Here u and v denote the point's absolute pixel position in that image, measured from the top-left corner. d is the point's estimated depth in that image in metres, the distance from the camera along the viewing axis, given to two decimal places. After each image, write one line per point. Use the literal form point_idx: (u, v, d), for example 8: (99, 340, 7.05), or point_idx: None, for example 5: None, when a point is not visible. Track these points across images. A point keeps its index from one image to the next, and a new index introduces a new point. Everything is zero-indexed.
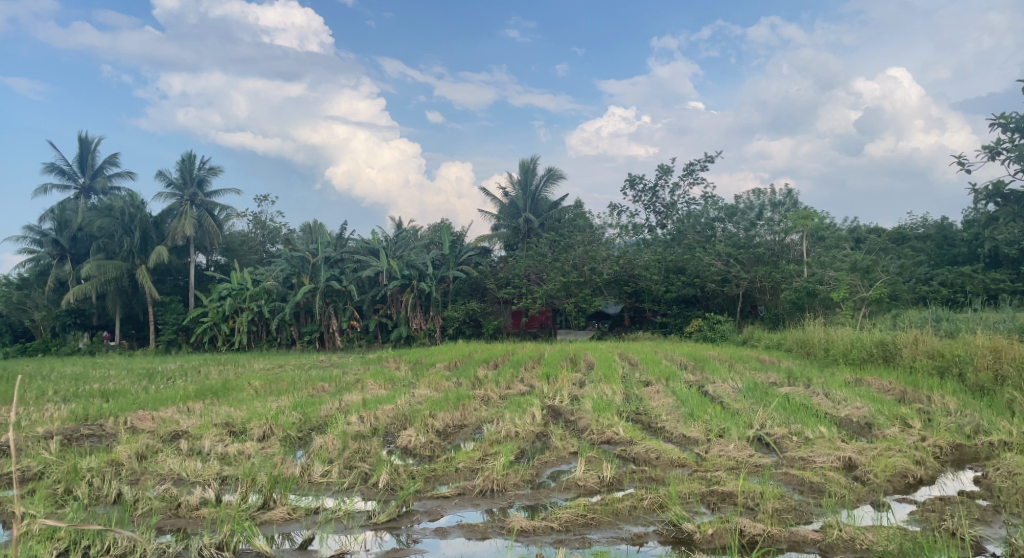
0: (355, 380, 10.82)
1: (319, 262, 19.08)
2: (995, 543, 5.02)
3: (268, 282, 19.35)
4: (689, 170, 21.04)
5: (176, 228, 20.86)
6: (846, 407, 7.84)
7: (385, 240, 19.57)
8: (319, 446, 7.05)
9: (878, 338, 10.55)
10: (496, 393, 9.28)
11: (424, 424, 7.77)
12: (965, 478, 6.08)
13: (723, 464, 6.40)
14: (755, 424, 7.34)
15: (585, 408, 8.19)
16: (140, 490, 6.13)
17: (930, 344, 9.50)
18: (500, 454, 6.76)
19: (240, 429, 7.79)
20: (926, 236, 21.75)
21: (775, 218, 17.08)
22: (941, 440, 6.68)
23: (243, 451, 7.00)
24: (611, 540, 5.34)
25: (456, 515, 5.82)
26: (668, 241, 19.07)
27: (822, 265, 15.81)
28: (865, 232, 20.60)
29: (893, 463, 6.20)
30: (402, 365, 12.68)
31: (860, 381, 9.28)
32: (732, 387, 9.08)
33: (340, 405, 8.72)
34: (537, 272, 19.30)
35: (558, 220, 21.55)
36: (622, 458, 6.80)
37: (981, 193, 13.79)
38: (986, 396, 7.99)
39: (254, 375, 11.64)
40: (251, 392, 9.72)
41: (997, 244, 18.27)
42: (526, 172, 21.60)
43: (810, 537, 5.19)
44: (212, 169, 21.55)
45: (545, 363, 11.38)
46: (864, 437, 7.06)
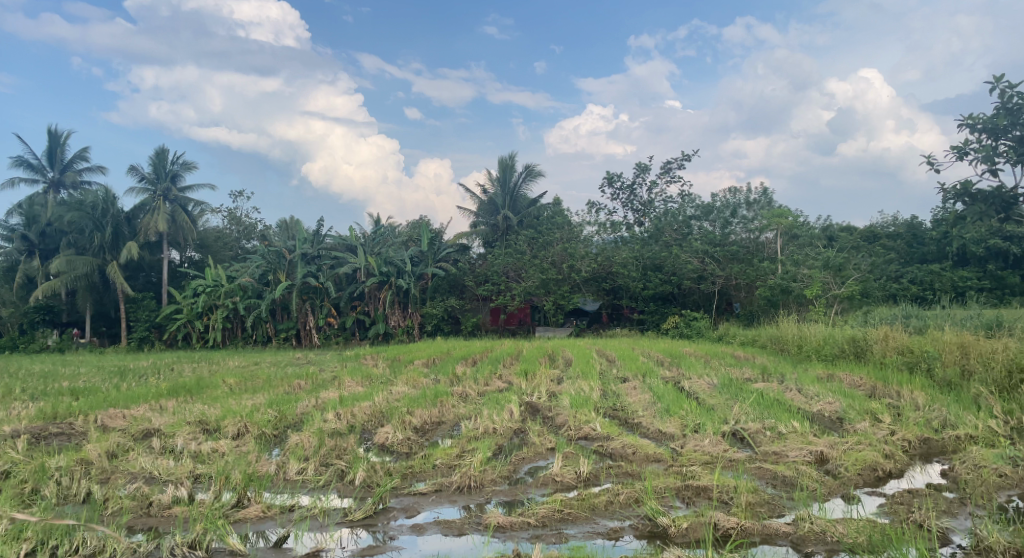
0: (332, 378, 10.69)
1: (296, 258, 18.90)
2: (961, 535, 5.14)
3: (243, 279, 19.16)
4: (666, 169, 21.22)
5: (148, 224, 20.55)
6: (819, 402, 7.97)
7: (363, 237, 19.47)
8: (295, 444, 7.00)
9: (850, 335, 10.75)
10: (474, 390, 9.29)
11: (402, 422, 7.75)
12: (934, 471, 6.20)
13: (698, 458, 6.47)
14: (730, 419, 7.41)
15: (563, 405, 8.25)
16: (110, 489, 6.05)
17: (901, 341, 9.74)
18: (477, 451, 6.77)
19: (214, 427, 7.70)
20: (896, 234, 22.06)
21: (749, 217, 17.39)
22: (910, 434, 6.81)
23: (217, 449, 6.93)
24: (587, 534, 5.39)
25: (433, 512, 5.82)
26: (645, 238, 19.07)
27: (795, 263, 16.03)
28: (837, 230, 20.92)
29: (863, 457, 6.31)
30: (380, 362, 12.65)
31: (832, 376, 9.42)
32: (707, 383, 9.17)
33: (317, 402, 8.66)
34: (516, 270, 19.20)
35: (537, 217, 21.60)
36: (599, 454, 6.84)
37: (950, 192, 13.99)
38: (954, 391, 8.15)
39: (229, 372, 11.46)
40: (225, 391, 9.60)
41: (964, 242, 18.76)
42: (505, 169, 21.64)
43: (783, 530, 5.28)
44: (186, 165, 21.25)
45: (524, 360, 11.43)
46: (836, 432, 7.19)
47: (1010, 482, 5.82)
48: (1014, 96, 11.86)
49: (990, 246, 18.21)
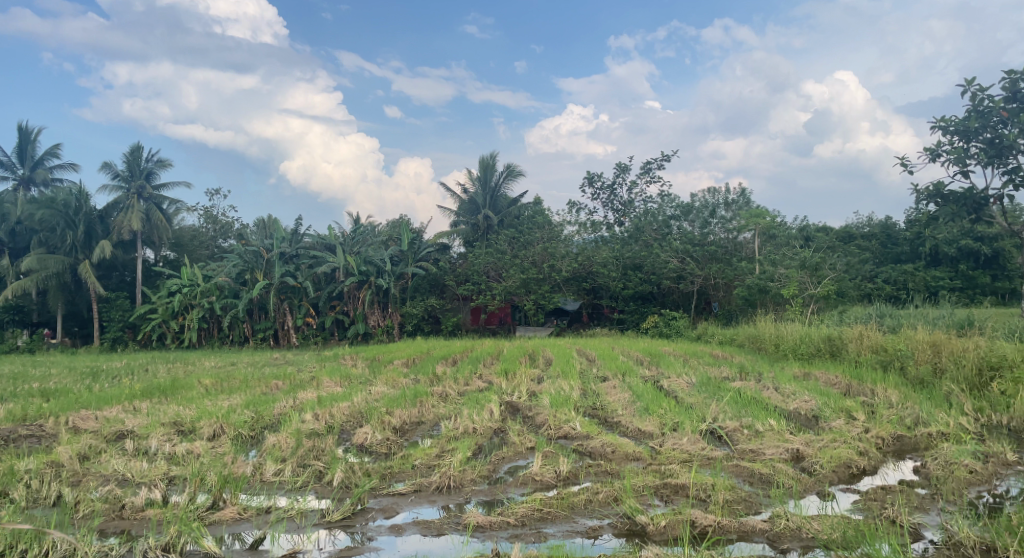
0: (310, 378, 10.61)
1: (274, 257, 18.72)
2: (932, 531, 5.22)
3: (220, 278, 18.96)
4: (646, 169, 21.31)
5: (122, 222, 20.23)
6: (795, 400, 8.06)
7: (342, 236, 19.31)
8: (272, 445, 6.93)
9: (826, 333, 10.89)
10: (454, 390, 9.26)
11: (381, 422, 7.71)
12: (906, 468, 6.29)
13: (676, 457, 6.52)
14: (708, 417, 7.47)
15: (543, 404, 8.26)
16: (81, 492, 5.95)
17: (875, 339, 9.89)
18: (457, 451, 6.75)
19: (189, 428, 7.60)
20: (871, 235, 22.34)
21: (728, 216, 17.44)
22: (883, 431, 6.91)
23: (191, 450, 6.84)
24: (566, 533, 5.40)
25: (412, 513, 5.79)
26: (626, 238, 19.15)
27: (772, 263, 16.18)
28: (813, 231, 21.19)
29: (839, 455, 6.39)
30: (359, 362, 12.57)
31: (808, 375, 9.54)
32: (686, 382, 9.24)
33: (294, 403, 8.57)
34: (496, 269, 19.18)
35: (517, 217, 21.60)
36: (578, 453, 6.86)
37: (923, 193, 14.18)
38: (926, 388, 8.27)
39: (205, 373, 11.32)
40: (200, 392, 9.47)
41: (937, 243, 19.24)
42: (486, 169, 21.61)
43: (759, 527, 5.33)
44: (161, 162, 20.96)
45: (504, 359, 11.42)
46: (811, 429, 7.26)
47: (980, 478, 5.93)
48: (985, 98, 11.99)
49: (962, 246, 18.87)
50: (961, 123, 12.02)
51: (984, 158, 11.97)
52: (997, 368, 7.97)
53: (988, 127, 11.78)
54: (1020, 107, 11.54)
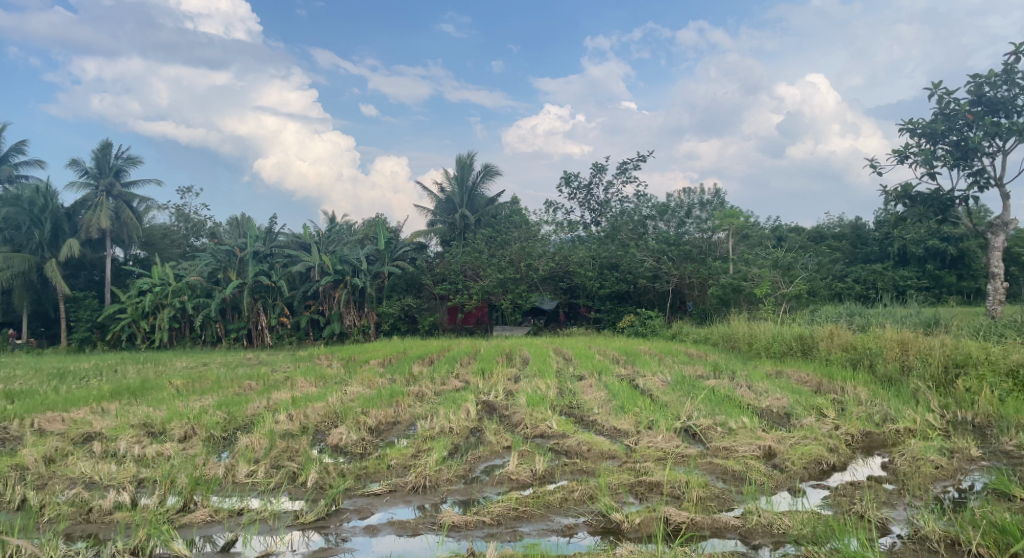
0: (284, 378, 10.53)
1: (247, 256, 18.51)
2: (899, 525, 5.32)
3: (192, 278, 18.72)
4: (623, 169, 21.39)
5: (90, 220, 19.85)
6: (767, 398, 8.17)
7: (317, 235, 19.13)
8: (244, 446, 6.86)
9: (797, 333, 11.03)
10: (431, 390, 9.22)
11: (356, 422, 7.67)
12: (874, 464, 6.41)
13: (651, 455, 6.57)
14: (683, 415, 7.54)
15: (520, 403, 8.28)
16: (47, 495, 5.84)
17: (845, 338, 10.06)
18: (433, 451, 6.74)
19: (159, 430, 7.49)
20: (842, 235, 22.68)
21: (703, 216, 17.56)
22: (853, 428, 7.03)
23: (162, 452, 6.75)
24: (542, 532, 5.42)
25: (387, 513, 5.76)
26: (602, 238, 19.26)
27: (746, 263, 16.38)
28: (785, 231, 21.51)
29: (810, 451, 6.49)
30: (335, 362, 12.49)
31: (780, 373, 9.67)
32: (661, 380, 9.33)
33: (268, 404, 8.48)
34: (473, 269, 19.15)
35: (494, 217, 21.58)
36: (554, 451, 6.88)
37: (891, 194, 14.45)
38: (894, 386, 8.42)
39: (177, 373, 11.18)
40: (171, 392, 9.35)
41: (905, 243, 19.64)
42: (463, 168, 21.56)
43: (732, 523, 5.39)
44: (131, 159, 20.61)
45: (481, 359, 11.40)
46: (783, 426, 7.36)
47: (946, 473, 6.06)
48: (951, 101, 12.23)
49: (928, 246, 19.23)
50: (929, 125, 12.25)
51: (950, 160, 12.21)
52: (962, 365, 8.15)
53: (954, 130, 12.01)
54: (985, 110, 11.80)
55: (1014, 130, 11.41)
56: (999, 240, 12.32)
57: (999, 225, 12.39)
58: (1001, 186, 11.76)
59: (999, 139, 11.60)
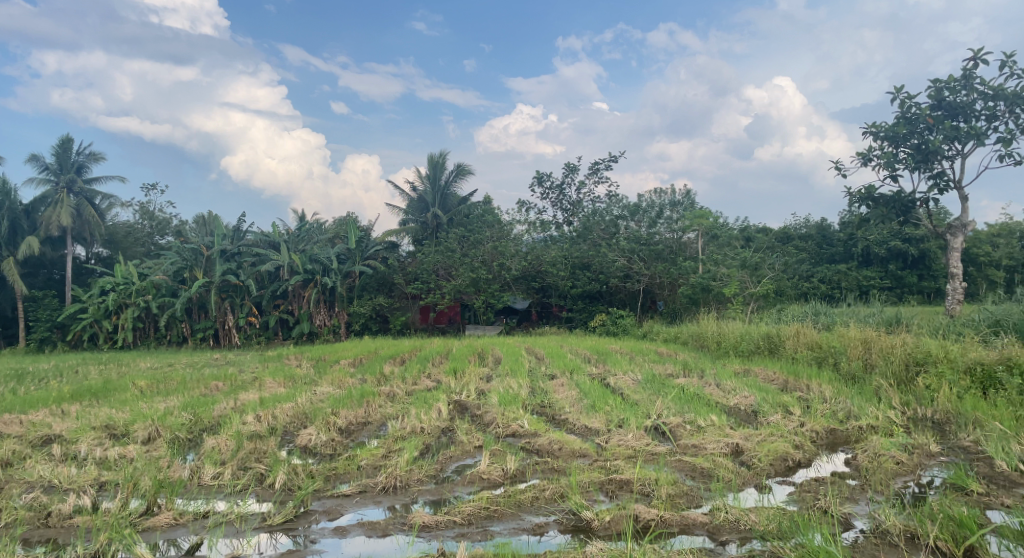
0: (253, 378, 10.42)
1: (214, 254, 18.22)
2: (861, 519, 5.43)
3: (157, 277, 18.39)
4: (595, 170, 21.52)
5: (50, 217, 19.37)
6: (735, 396, 8.28)
7: (286, 233, 18.90)
8: (210, 448, 6.76)
9: (765, 331, 11.20)
10: (402, 389, 9.17)
11: (325, 423, 7.59)
12: (838, 460, 6.53)
13: (621, 453, 6.61)
14: (653, 414, 7.61)
15: (492, 403, 8.28)
16: (4, 500, 5.70)
17: (811, 337, 10.24)
18: (403, 451, 6.71)
19: (122, 432, 7.33)
20: (808, 235, 23.04)
21: (674, 216, 17.77)
22: (817, 425, 7.17)
23: (124, 455, 6.61)
24: (512, 531, 5.42)
25: (357, 514, 5.72)
26: (575, 237, 19.35)
27: (715, 263, 16.61)
28: (753, 231, 21.85)
29: (776, 448, 6.60)
30: (304, 362, 12.35)
31: (748, 371, 9.79)
32: (631, 379, 9.39)
33: (235, 404, 8.36)
34: (446, 268, 19.08)
35: (466, 216, 21.53)
36: (526, 450, 6.90)
37: (855, 196, 14.74)
38: (857, 383, 8.61)
39: (140, 374, 10.94)
40: (134, 393, 9.17)
41: (869, 244, 20.06)
42: (435, 166, 21.50)
43: (700, 520, 5.46)
44: (93, 156, 20.17)
45: (453, 358, 11.35)
46: (750, 424, 7.46)
47: (906, 469, 6.20)
48: (912, 106, 12.52)
49: (891, 246, 19.63)
50: (891, 129, 12.53)
51: (911, 163, 12.50)
52: (922, 363, 8.36)
53: (915, 134, 12.30)
54: (944, 114, 12.10)
55: (972, 134, 11.72)
56: (958, 241, 12.65)
57: (958, 226, 12.71)
58: (960, 189, 12.08)
59: (958, 143, 11.91)
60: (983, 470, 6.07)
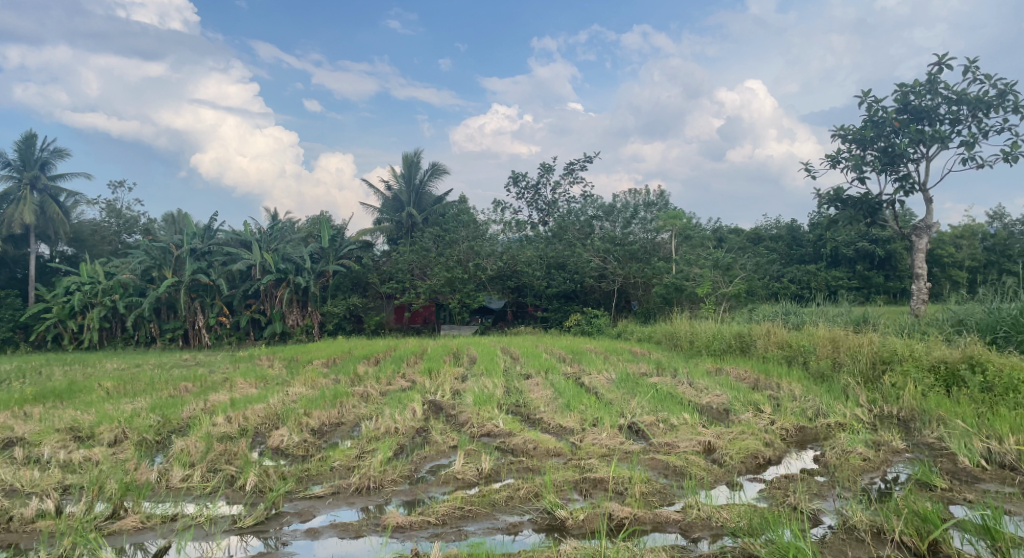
0: (223, 379, 10.29)
1: (184, 254, 17.92)
2: (830, 515, 5.51)
3: (125, 277, 18.06)
4: (570, 170, 21.58)
5: (12, 215, 18.92)
6: (707, 394, 8.36)
7: (258, 232, 18.67)
8: (179, 449, 6.65)
9: (737, 331, 11.33)
10: (376, 390, 9.12)
11: (298, 424, 7.51)
12: (807, 457, 6.63)
13: (595, 452, 6.65)
14: (627, 413, 7.66)
15: (467, 402, 8.27)
16: None
17: (781, 336, 10.38)
18: (378, 451, 6.66)
19: (87, 434, 7.18)
20: (779, 236, 23.35)
21: (648, 217, 17.80)
22: (787, 423, 7.27)
23: (90, 458, 6.48)
24: (487, 531, 5.42)
25: (330, 515, 5.68)
26: (550, 237, 19.41)
27: (687, 263, 16.79)
28: (725, 232, 22.12)
29: (746, 446, 6.67)
30: (276, 362, 12.22)
31: (719, 370, 9.92)
32: (606, 378, 9.43)
33: (204, 405, 8.24)
34: (421, 268, 19.00)
35: (441, 215, 21.46)
36: (501, 450, 6.89)
37: (824, 197, 14.97)
38: (826, 381, 8.76)
39: (106, 375, 10.73)
40: (101, 395, 8.99)
41: (837, 245, 20.41)
42: (410, 165, 21.43)
43: (672, 518, 5.50)
44: (58, 152, 19.75)
45: (428, 358, 11.32)
46: (722, 422, 7.55)
47: (873, 465, 6.32)
48: (879, 109, 12.74)
49: (859, 247, 19.99)
50: (859, 132, 12.75)
51: (879, 166, 12.73)
52: (889, 362, 8.52)
53: (882, 137, 12.53)
54: (910, 118, 12.32)
55: (937, 137, 11.97)
56: (923, 242, 12.90)
57: (923, 228, 12.97)
58: (925, 192, 12.33)
59: (923, 146, 12.15)
60: (947, 466, 6.20)
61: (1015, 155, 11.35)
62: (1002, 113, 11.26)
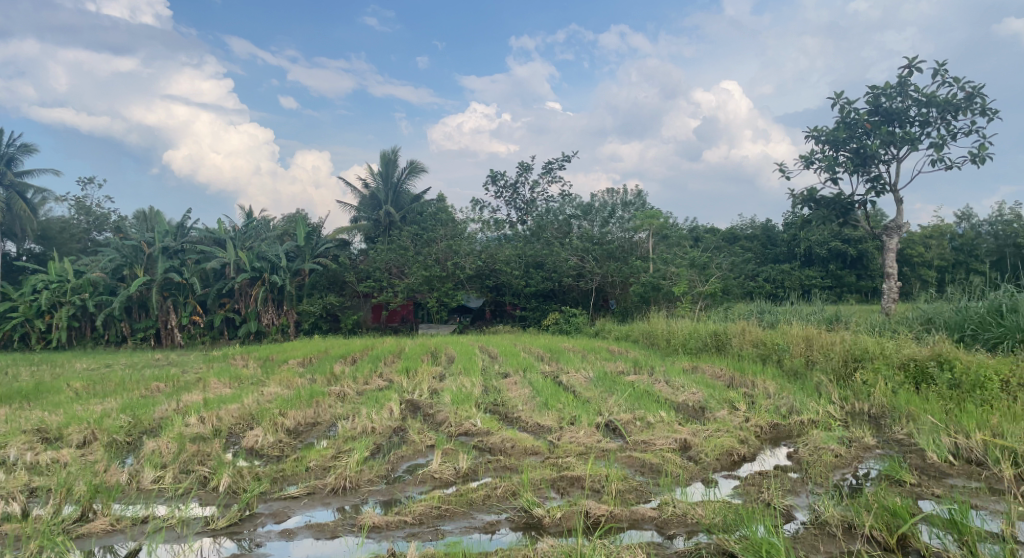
0: (196, 379, 10.13)
1: (155, 252, 17.63)
2: (802, 511, 5.58)
3: (95, 275, 17.74)
4: (548, 169, 21.61)
5: None
6: (684, 392, 8.42)
7: (233, 230, 18.43)
8: (151, 450, 6.54)
9: (713, 329, 11.43)
10: (352, 389, 9.04)
11: (273, 424, 7.43)
12: (781, 454, 6.71)
13: (573, 450, 6.66)
14: (604, 411, 7.69)
15: (444, 401, 8.24)
16: None
17: (756, 334, 10.49)
18: (354, 451, 6.61)
19: (55, 435, 7.05)
20: (754, 236, 23.62)
21: (626, 216, 17.89)
22: (761, 420, 7.35)
23: (58, 460, 6.35)
24: (464, 530, 5.40)
25: (305, 515, 5.63)
26: (528, 236, 19.43)
27: (664, 262, 16.90)
28: (701, 231, 22.31)
29: (722, 444, 6.73)
30: (251, 362, 12.07)
31: (696, 368, 10.02)
32: (584, 377, 9.46)
33: (177, 406, 8.12)
34: (398, 267, 18.88)
35: (419, 214, 21.39)
36: (478, 449, 6.87)
37: (798, 197, 15.16)
38: (799, 379, 8.88)
39: (76, 375, 10.54)
40: (70, 395, 8.82)
41: (811, 244, 20.69)
42: (387, 163, 21.33)
43: (648, 515, 5.53)
44: (25, 148, 19.36)
45: (405, 357, 11.27)
46: (698, 420, 7.60)
47: (844, 461, 6.41)
48: (851, 111, 12.92)
49: (831, 247, 20.28)
50: (831, 133, 12.93)
51: (851, 166, 12.92)
52: (860, 360, 8.65)
53: (854, 138, 12.73)
54: (881, 120, 12.51)
55: (907, 139, 12.18)
56: (894, 241, 13.11)
57: (894, 228, 13.18)
58: (896, 192, 12.53)
59: (894, 147, 12.36)
60: (915, 461, 6.32)
61: (982, 157, 11.58)
62: (970, 115, 11.49)
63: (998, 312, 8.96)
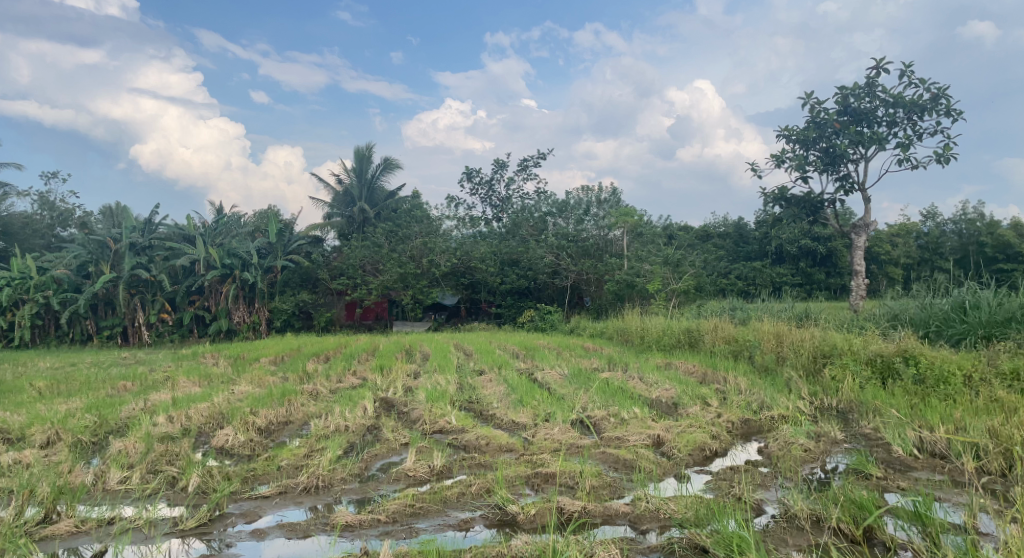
0: (165, 377, 9.94)
1: (122, 248, 17.29)
2: (772, 505, 5.66)
3: (59, 272, 17.35)
4: (523, 167, 21.63)
5: None
6: (657, 389, 8.50)
7: (202, 226, 18.14)
8: (118, 451, 6.41)
9: (686, 326, 11.55)
10: (325, 388, 8.96)
11: (244, 423, 7.33)
12: (751, 449, 6.80)
13: (547, 447, 6.67)
14: (578, 407, 7.73)
15: (418, 399, 8.19)
16: None
17: (728, 331, 10.61)
18: (326, 450, 6.55)
19: (17, 436, 6.88)
20: (726, 234, 23.91)
21: (600, 213, 17.95)
22: (733, 416, 7.44)
23: (20, 461, 6.20)
24: (438, 527, 5.39)
25: (277, 515, 5.57)
26: (503, 233, 19.45)
27: (639, 260, 17.00)
28: (675, 229, 22.50)
29: (694, 439, 6.81)
30: (221, 360, 11.88)
31: (669, 364, 10.12)
32: (558, 374, 9.49)
33: (144, 405, 7.96)
34: (372, 264, 18.74)
35: (393, 210, 21.27)
36: (453, 447, 6.85)
37: (769, 195, 15.36)
38: (770, 375, 9.00)
39: (38, 375, 10.28)
40: (33, 395, 8.61)
41: (782, 242, 20.98)
42: (361, 159, 21.18)
43: (622, 510, 5.56)
44: None
45: (379, 355, 11.21)
46: (671, 416, 7.66)
47: (813, 455, 6.51)
48: (822, 111, 13.10)
49: (801, 245, 20.58)
50: (802, 133, 13.11)
51: (821, 165, 13.13)
52: (829, 356, 8.79)
53: (824, 138, 12.92)
54: (850, 120, 12.71)
55: (875, 139, 12.39)
56: (861, 239, 13.35)
57: (863, 226, 13.42)
58: (864, 191, 12.76)
59: (862, 147, 12.57)
60: (881, 455, 6.45)
61: (947, 157, 11.81)
62: (935, 116, 11.72)
63: (962, 309, 9.17)
